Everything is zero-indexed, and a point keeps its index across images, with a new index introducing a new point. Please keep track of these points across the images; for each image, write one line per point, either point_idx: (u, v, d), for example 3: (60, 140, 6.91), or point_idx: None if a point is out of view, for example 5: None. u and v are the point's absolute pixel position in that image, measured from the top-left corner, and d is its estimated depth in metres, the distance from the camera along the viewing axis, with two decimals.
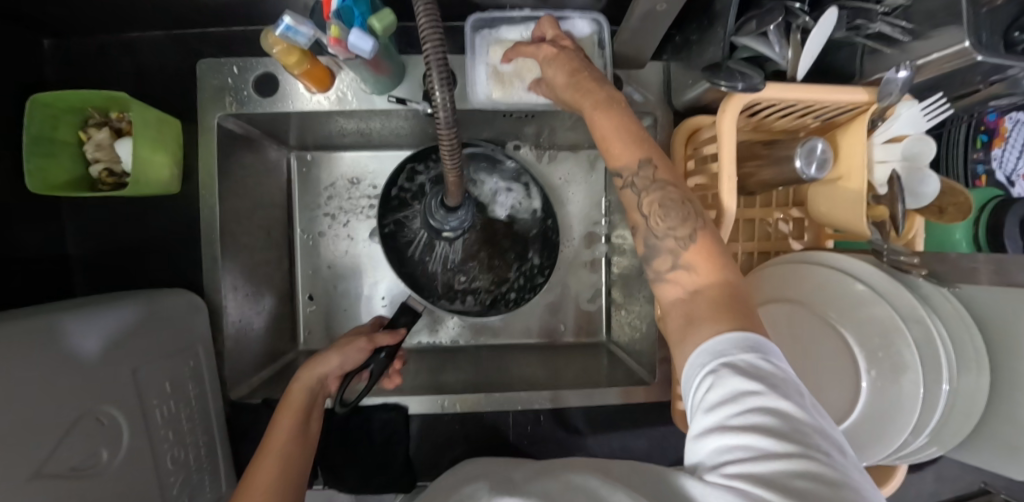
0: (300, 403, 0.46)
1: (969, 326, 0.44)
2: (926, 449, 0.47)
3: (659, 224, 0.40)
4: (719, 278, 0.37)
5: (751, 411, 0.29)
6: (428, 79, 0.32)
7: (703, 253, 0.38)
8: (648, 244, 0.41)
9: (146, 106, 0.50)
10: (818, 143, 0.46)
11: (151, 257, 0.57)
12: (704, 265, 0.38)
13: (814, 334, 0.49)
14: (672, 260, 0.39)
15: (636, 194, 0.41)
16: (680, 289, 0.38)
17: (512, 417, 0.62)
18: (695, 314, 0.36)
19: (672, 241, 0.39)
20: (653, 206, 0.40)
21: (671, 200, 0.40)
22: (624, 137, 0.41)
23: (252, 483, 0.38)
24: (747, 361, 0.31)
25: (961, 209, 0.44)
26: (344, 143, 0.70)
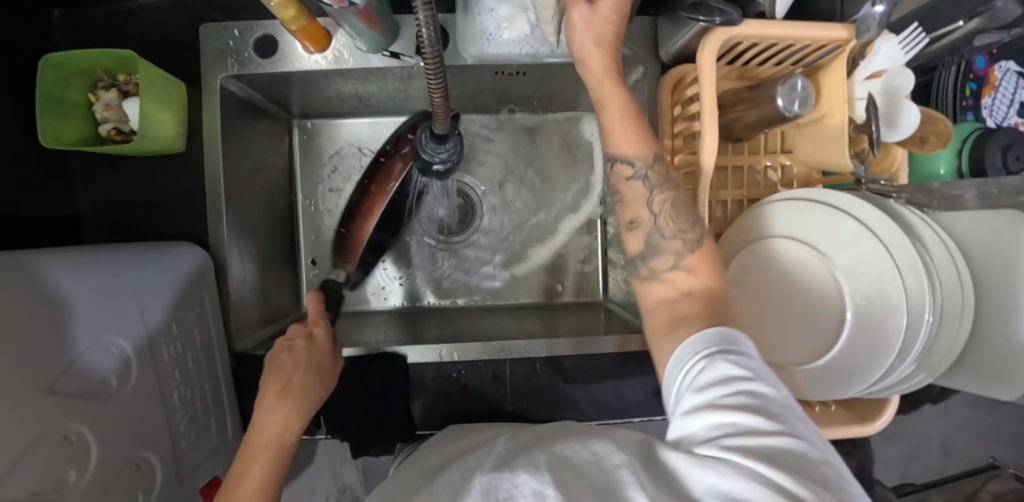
0: (280, 447, 0.42)
1: (954, 253, 0.45)
2: (916, 377, 0.47)
3: (670, 225, 0.44)
4: (710, 282, 0.41)
5: (739, 393, 0.29)
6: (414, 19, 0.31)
7: (703, 259, 0.42)
8: (652, 241, 0.43)
9: (151, 66, 0.52)
10: (799, 80, 0.47)
11: (158, 217, 0.60)
12: (703, 268, 0.42)
13: (801, 269, 0.49)
14: (672, 261, 0.42)
15: (637, 183, 0.45)
16: (672, 288, 0.41)
17: (509, 368, 0.63)
18: (684, 313, 0.38)
19: (677, 244, 0.43)
20: (666, 204, 0.44)
21: (681, 203, 0.45)
22: (634, 133, 0.45)
23: None
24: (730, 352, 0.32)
25: (941, 137, 0.46)
26: (343, 109, 0.72)
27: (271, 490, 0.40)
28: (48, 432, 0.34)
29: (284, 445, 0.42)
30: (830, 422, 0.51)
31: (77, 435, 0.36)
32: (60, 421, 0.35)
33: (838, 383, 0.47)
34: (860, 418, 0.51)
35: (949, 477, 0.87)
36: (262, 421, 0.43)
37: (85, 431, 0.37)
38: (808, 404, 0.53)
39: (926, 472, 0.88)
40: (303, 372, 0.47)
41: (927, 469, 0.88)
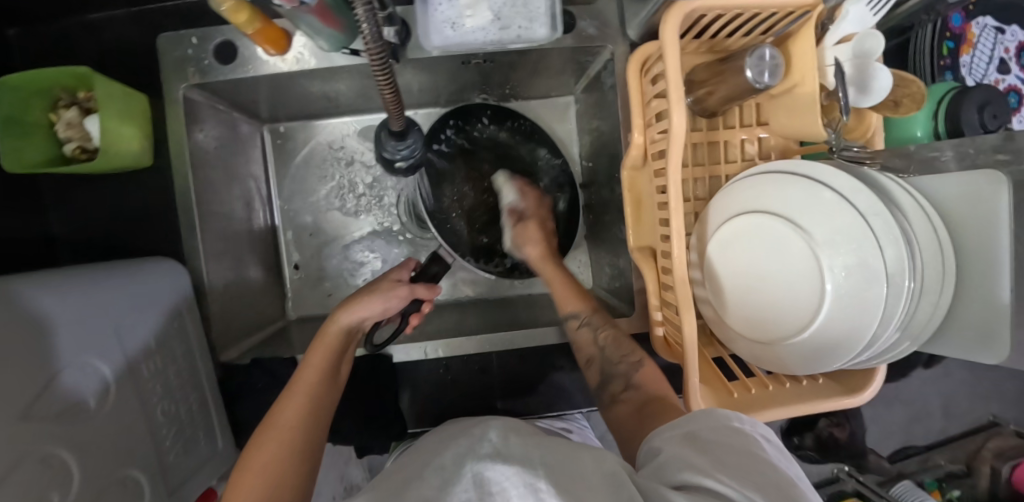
0: (335, 343, 0.52)
1: (931, 217, 0.44)
2: (900, 345, 0.46)
3: (615, 353, 0.53)
4: (656, 390, 0.48)
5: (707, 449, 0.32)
6: (357, 19, 0.30)
7: (652, 376, 0.50)
8: (607, 371, 0.52)
9: (109, 80, 0.51)
10: (767, 49, 0.46)
11: (133, 233, 0.59)
12: (650, 380, 0.49)
13: (782, 245, 0.48)
14: (625, 382, 0.50)
15: (586, 330, 0.56)
16: (631, 403, 0.47)
17: (496, 362, 0.63)
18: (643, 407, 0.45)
19: (624, 368, 0.51)
20: (608, 337, 0.55)
21: (620, 336, 0.55)
22: (576, 293, 0.59)
23: (279, 420, 0.44)
24: (705, 422, 0.35)
25: (914, 99, 0.44)
26: (315, 109, 0.72)
27: (321, 380, 0.49)
28: (29, 454, 0.34)
29: (339, 342, 0.53)
30: (816, 394, 0.50)
31: (58, 458, 0.36)
32: (39, 444, 0.35)
33: (828, 356, 0.47)
34: (846, 389, 0.50)
35: (954, 438, 0.88)
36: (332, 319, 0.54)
37: (66, 455, 0.37)
38: (794, 379, 0.52)
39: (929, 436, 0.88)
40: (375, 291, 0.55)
41: (930, 433, 0.88)
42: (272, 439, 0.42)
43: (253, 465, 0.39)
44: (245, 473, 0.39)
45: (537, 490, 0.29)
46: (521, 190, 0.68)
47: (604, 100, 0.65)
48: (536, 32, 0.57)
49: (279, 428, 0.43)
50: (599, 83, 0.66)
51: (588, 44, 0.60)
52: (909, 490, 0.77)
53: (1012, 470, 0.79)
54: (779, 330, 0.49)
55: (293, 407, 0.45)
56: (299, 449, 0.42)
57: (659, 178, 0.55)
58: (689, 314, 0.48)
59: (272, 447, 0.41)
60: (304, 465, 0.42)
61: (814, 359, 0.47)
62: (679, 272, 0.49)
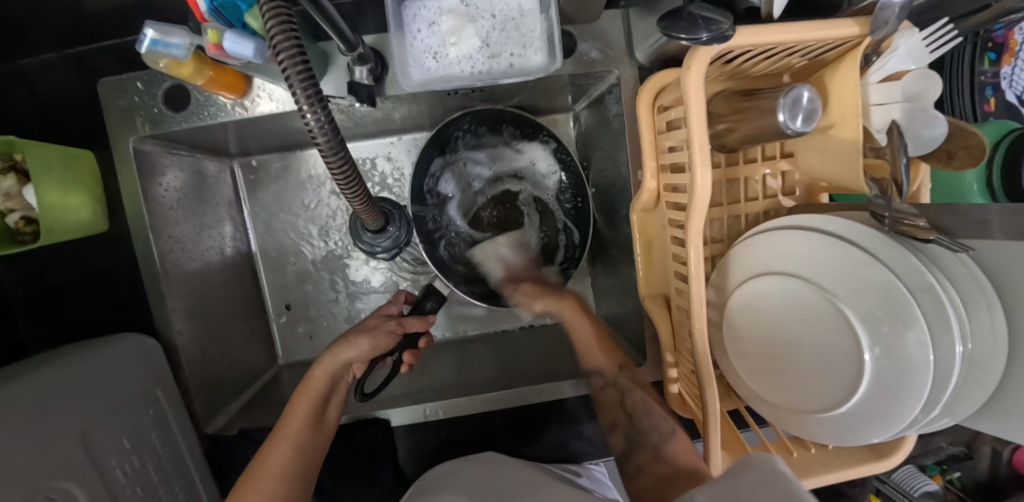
0: (320, 388, 0.47)
1: (984, 283, 0.39)
2: (937, 420, 0.42)
3: (659, 427, 0.46)
4: (693, 466, 0.41)
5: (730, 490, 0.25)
6: (304, 118, 0.26)
7: (683, 445, 0.43)
8: (632, 438, 0.47)
9: (42, 145, 0.44)
10: (804, 91, 0.39)
11: (99, 303, 0.54)
12: (680, 452, 0.42)
13: (812, 311, 0.44)
14: (655, 446, 0.44)
15: (602, 389, 0.52)
16: (657, 460, 0.43)
17: (500, 417, 0.60)
18: (675, 479, 0.40)
19: (638, 412, 0.48)
20: (618, 419, 0.50)
21: (639, 403, 0.48)
22: (602, 347, 0.53)
23: (261, 473, 0.40)
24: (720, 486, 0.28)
25: (972, 153, 0.38)
26: (291, 141, 0.65)
27: (305, 430, 0.44)
28: None
29: (323, 387, 0.48)
30: (843, 460, 0.47)
31: None
32: None
33: (855, 430, 0.42)
34: (873, 452, 0.47)
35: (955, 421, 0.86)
36: (320, 362, 0.49)
37: None
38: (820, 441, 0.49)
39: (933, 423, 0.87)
40: (362, 330, 0.51)
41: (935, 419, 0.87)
42: (258, 492, 0.38)
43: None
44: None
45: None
46: (513, 251, 0.64)
47: (608, 127, 0.58)
48: (530, 60, 0.49)
49: (261, 482, 0.39)
50: (602, 107, 0.59)
51: (591, 69, 0.53)
52: (912, 476, 0.79)
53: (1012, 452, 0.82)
54: (809, 401, 0.44)
55: (278, 456, 0.41)
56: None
57: (674, 228, 0.49)
58: (712, 389, 0.44)
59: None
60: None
61: (847, 433, 0.42)
62: (699, 341, 0.44)
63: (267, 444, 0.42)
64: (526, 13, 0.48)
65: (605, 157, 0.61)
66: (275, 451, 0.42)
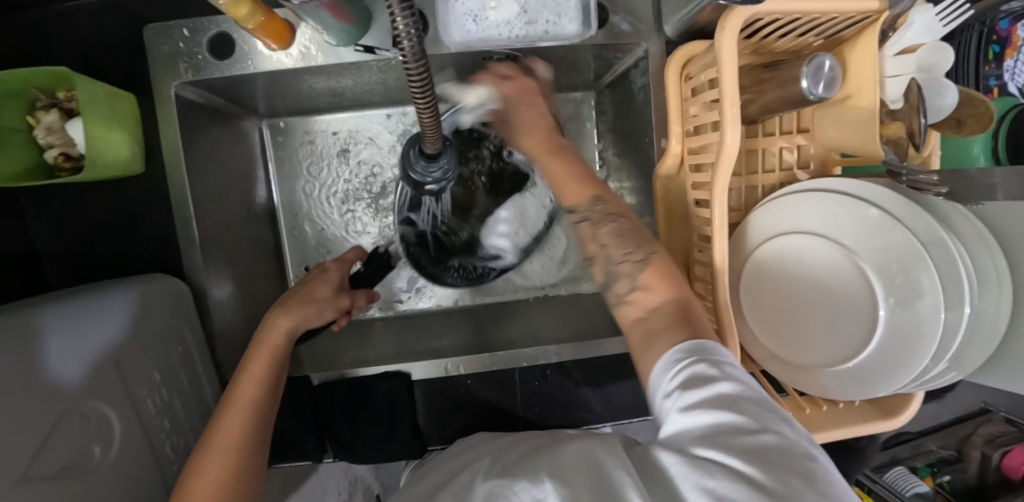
0: (277, 347, 0.45)
1: (990, 246, 0.42)
2: (945, 375, 0.45)
3: (617, 251, 0.42)
4: (674, 295, 0.38)
5: (716, 392, 0.29)
6: (391, 23, 0.25)
7: (657, 275, 0.40)
8: (608, 270, 0.42)
9: (90, 80, 0.45)
10: (827, 59, 0.42)
11: (128, 247, 0.54)
12: (660, 283, 0.39)
13: (830, 265, 0.46)
14: (631, 283, 0.41)
15: (589, 229, 0.45)
16: (640, 309, 0.39)
17: (519, 375, 0.61)
18: (654, 327, 0.36)
19: (630, 266, 0.41)
20: (609, 235, 0.43)
21: (624, 230, 0.43)
22: (579, 183, 0.46)
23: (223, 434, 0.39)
24: (704, 354, 0.31)
25: (981, 120, 0.41)
26: (318, 104, 0.66)
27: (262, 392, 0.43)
28: None
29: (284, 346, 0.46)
30: (853, 418, 0.49)
31: None
32: None
33: (864, 384, 0.45)
34: (882, 412, 0.49)
35: (941, 425, 0.87)
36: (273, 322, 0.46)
37: None
38: (830, 401, 0.51)
39: (921, 422, 0.87)
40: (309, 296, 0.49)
41: (922, 419, 0.87)
42: (219, 460, 0.37)
43: (199, 490, 0.36)
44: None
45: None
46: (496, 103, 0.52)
47: (632, 101, 0.61)
48: (565, 28, 0.51)
49: (223, 453, 0.38)
50: (627, 82, 0.61)
51: (620, 41, 0.55)
52: (904, 476, 0.82)
53: (1003, 456, 0.81)
54: (822, 355, 0.47)
55: (239, 419, 0.40)
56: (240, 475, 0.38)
57: (696, 190, 0.51)
58: (731, 338, 0.46)
59: (217, 477, 0.37)
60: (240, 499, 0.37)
61: (856, 386, 0.45)
62: (720, 293, 0.46)
63: (220, 408, 0.40)
64: None
65: (630, 130, 0.63)
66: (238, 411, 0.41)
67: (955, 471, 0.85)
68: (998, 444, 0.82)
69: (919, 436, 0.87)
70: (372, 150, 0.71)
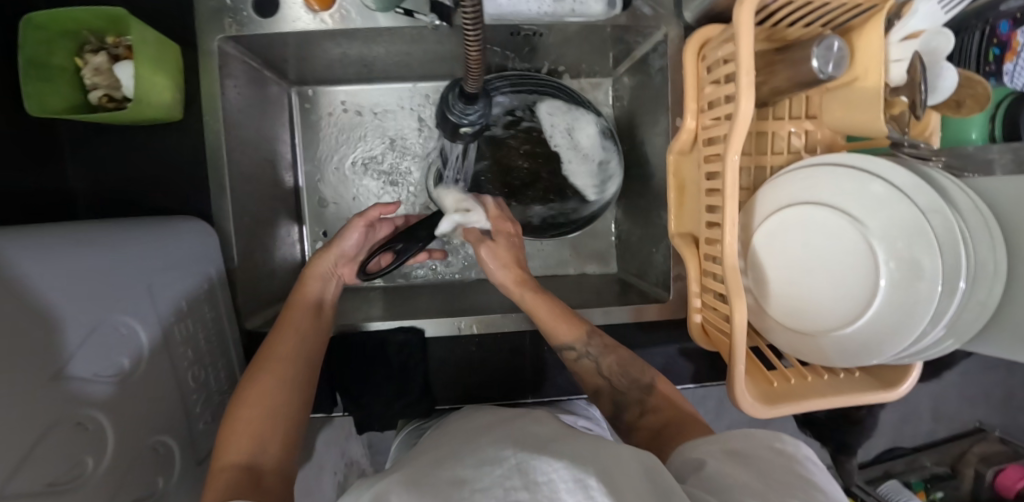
0: (310, 290, 0.55)
1: (988, 221, 0.45)
2: (943, 342, 0.47)
3: (604, 365, 0.51)
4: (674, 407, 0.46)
5: (750, 463, 0.32)
6: None
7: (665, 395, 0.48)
8: (597, 382, 0.51)
9: (142, 24, 0.47)
10: (836, 40, 0.45)
11: (157, 191, 0.56)
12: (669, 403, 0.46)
13: (832, 236, 0.49)
14: (639, 410, 0.47)
15: (582, 360, 0.52)
16: (649, 430, 0.45)
17: (529, 339, 0.61)
18: (663, 432, 0.43)
19: (637, 396, 0.48)
20: (613, 367, 0.51)
21: (624, 361, 0.51)
22: (567, 317, 0.52)
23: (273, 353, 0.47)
24: (740, 437, 0.35)
25: (980, 101, 0.46)
26: (347, 74, 0.69)
27: (302, 326, 0.51)
28: (63, 418, 0.32)
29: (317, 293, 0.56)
30: (854, 387, 0.51)
31: (92, 422, 0.35)
32: (70, 408, 0.33)
33: (863, 349, 0.47)
34: (880, 384, 0.51)
35: (936, 439, 0.86)
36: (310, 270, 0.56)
37: (100, 418, 0.35)
38: (831, 371, 0.53)
39: (915, 436, 0.86)
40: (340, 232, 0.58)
41: (917, 433, 0.86)
42: (268, 382, 0.44)
43: (254, 399, 0.42)
44: (254, 413, 0.41)
45: (587, 487, 0.25)
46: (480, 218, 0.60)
47: (649, 84, 0.64)
48: (591, 7, 0.55)
49: (273, 367, 0.45)
50: (645, 66, 0.64)
51: (640, 24, 0.58)
52: (897, 489, 0.81)
53: (998, 474, 0.81)
54: (824, 322, 0.49)
55: (288, 342, 0.48)
56: (295, 383, 0.45)
57: (708, 164, 0.54)
58: (740, 304, 0.47)
59: (268, 382, 0.44)
60: (292, 413, 0.43)
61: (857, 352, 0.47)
62: (729, 259, 0.48)
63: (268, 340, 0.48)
64: None
65: (645, 113, 0.67)
66: (282, 339, 0.48)
67: (948, 487, 0.85)
68: (992, 462, 0.82)
69: (911, 450, 0.86)
70: (394, 122, 0.73)
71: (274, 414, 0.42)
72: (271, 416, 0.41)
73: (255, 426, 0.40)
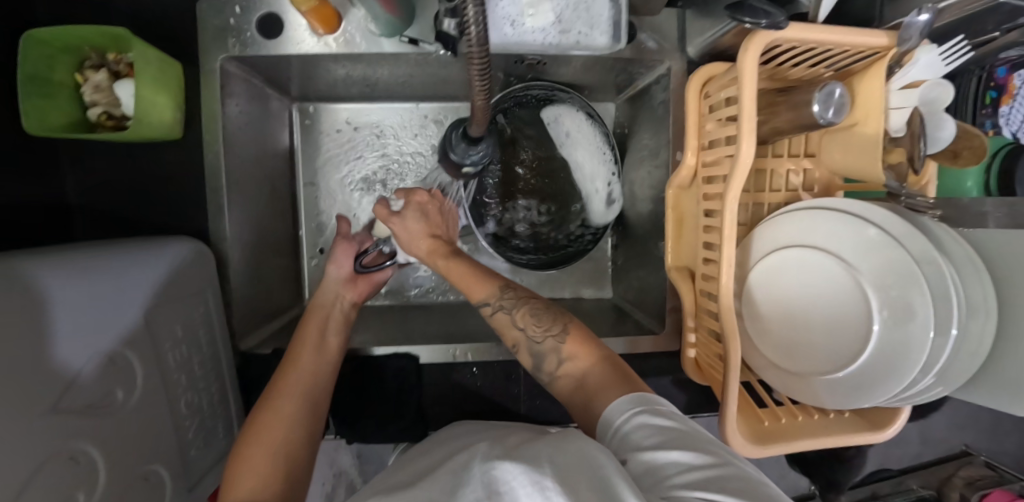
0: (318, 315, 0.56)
1: (981, 272, 0.45)
2: (933, 389, 0.48)
3: (536, 330, 0.49)
4: (599, 360, 0.46)
5: (669, 434, 0.34)
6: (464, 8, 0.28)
7: (578, 343, 0.47)
8: (534, 352, 0.49)
9: (146, 45, 0.47)
10: (837, 87, 0.45)
11: (155, 209, 0.56)
12: (582, 351, 0.46)
13: (829, 283, 0.49)
14: (557, 359, 0.47)
15: (505, 316, 0.51)
16: (570, 379, 0.46)
17: (524, 367, 0.62)
18: (590, 381, 0.44)
19: (552, 342, 0.48)
20: (525, 318, 0.50)
21: (538, 310, 0.50)
22: (483, 279, 0.53)
23: (283, 386, 0.48)
24: (648, 406, 0.38)
25: (975, 153, 0.46)
26: (350, 93, 0.69)
27: (313, 351, 0.52)
28: (56, 452, 0.32)
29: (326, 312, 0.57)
30: (845, 428, 0.51)
31: (85, 455, 0.34)
32: (65, 440, 0.33)
33: (855, 393, 0.47)
34: (870, 425, 0.52)
35: (926, 463, 0.86)
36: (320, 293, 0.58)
37: (93, 451, 0.35)
38: (821, 410, 0.54)
39: (905, 458, 0.86)
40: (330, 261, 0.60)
41: (906, 454, 0.86)
42: (275, 420, 0.44)
43: (259, 435, 0.42)
44: (257, 447, 0.41)
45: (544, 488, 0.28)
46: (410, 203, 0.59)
47: (651, 115, 0.65)
48: (596, 40, 0.54)
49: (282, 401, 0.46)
50: (647, 97, 0.65)
51: (645, 57, 0.58)
52: None
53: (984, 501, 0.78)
54: (817, 365, 0.49)
55: (297, 373, 0.49)
56: (301, 413, 0.46)
57: (706, 201, 0.54)
58: (734, 345, 0.48)
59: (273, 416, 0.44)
60: (297, 451, 0.43)
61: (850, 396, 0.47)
62: (725, 298, 0.48)
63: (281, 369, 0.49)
64: None
65: (646, 143, 0.67)
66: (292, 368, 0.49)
67: None
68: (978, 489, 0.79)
69: (900, 471, 0.85)
70: (395, 140, 0.73)
71: (281, 447, 0.42)
72: (276, 459, 0.41)
73: (265, 461, 0.40)
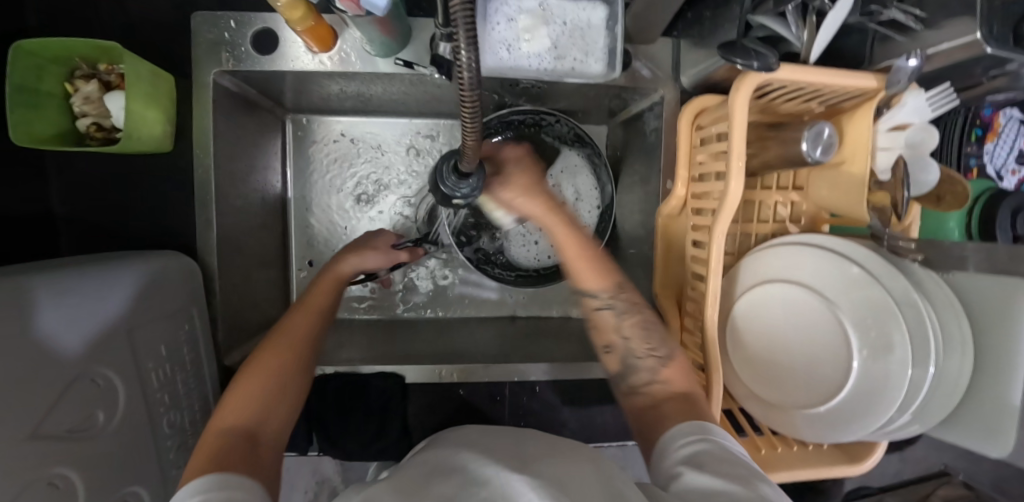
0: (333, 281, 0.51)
1: (959, 314, 0.46)
2: (909, 426, 0.49)
3: (641, 345, 0.46)
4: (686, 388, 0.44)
5: (718, 464, 0.33)
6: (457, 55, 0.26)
7: (679, 372, 0.45)
8: (627, 362, 0.47)
9: (139, 60, 0.47)
10: (826, 127, 0.46)
11: (144, 221, 0.56)
12: (677, 375, 0.44)
13: (813, 314, 0.50)
14: (651, 376, 0.45)
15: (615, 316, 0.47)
16: (650, 399, 0.44)
17: (509, 388, 0.64)
18: (666, 412, 0.42)
19: (654, 362, 0.45)
20: (634, 326, 0.47)
21: (650, 323, 0.47)
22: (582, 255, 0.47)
23: (282, 334, 0.44)
24: (707, 435, 0.37)
25: (958, 198, 0.48)
26: (344, 106, 0.68)
27: (323, 318, 0.48)
28: (36, 479, 0.31)
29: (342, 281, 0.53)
30: (824, 461, 0.52)
31: (65, 480, 0.34)
32: (44, 467, 0.32)
33: (832, 427, 0.48)
34: (849, 458, 0.52)
35: (904, 481, 0.86)
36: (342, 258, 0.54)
37: (73, 476, 0.35)
38: (801, 441, 0.55)
39: (884, 476, 0.87)
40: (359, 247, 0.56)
41: (885, 474, 0.87)
42: (268, 367, 0.40)
43: (250, 383, 0.39)
44: (250, 396, 0.38)
45: None
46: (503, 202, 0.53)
47: (643, 141, 0.65)
48: (591, 67, 0.54)
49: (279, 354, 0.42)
50: (640, 122, 0.65)
51: (639, 84, 0.59)
52: None
53: None
54: (797, 399, 0.50)
55: (305, 329, 0.45)
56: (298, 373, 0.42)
57: (694, 231, 0.55)
58: (717, 378, 0.48)
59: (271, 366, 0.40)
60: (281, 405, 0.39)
61: (827, 428, 0.48)
62: (710, 332, 0.49)
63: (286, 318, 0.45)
64: (594, 26, 0.54)
65: (638, 167, 0.68)
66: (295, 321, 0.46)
67: None
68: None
69: (878, 489, 0.86)
70: (387, 155, 0.73)
71: (269, 400, 0.38)
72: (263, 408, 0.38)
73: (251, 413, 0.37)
